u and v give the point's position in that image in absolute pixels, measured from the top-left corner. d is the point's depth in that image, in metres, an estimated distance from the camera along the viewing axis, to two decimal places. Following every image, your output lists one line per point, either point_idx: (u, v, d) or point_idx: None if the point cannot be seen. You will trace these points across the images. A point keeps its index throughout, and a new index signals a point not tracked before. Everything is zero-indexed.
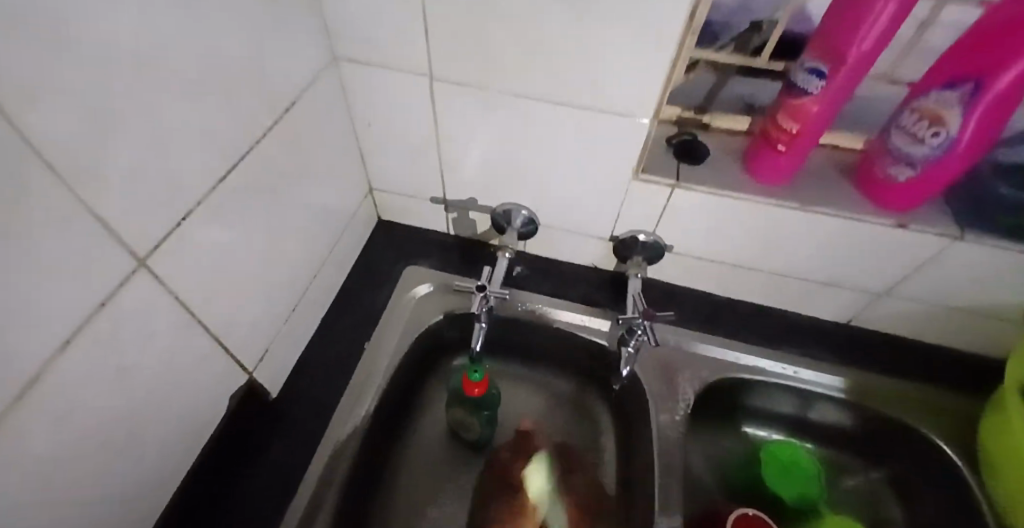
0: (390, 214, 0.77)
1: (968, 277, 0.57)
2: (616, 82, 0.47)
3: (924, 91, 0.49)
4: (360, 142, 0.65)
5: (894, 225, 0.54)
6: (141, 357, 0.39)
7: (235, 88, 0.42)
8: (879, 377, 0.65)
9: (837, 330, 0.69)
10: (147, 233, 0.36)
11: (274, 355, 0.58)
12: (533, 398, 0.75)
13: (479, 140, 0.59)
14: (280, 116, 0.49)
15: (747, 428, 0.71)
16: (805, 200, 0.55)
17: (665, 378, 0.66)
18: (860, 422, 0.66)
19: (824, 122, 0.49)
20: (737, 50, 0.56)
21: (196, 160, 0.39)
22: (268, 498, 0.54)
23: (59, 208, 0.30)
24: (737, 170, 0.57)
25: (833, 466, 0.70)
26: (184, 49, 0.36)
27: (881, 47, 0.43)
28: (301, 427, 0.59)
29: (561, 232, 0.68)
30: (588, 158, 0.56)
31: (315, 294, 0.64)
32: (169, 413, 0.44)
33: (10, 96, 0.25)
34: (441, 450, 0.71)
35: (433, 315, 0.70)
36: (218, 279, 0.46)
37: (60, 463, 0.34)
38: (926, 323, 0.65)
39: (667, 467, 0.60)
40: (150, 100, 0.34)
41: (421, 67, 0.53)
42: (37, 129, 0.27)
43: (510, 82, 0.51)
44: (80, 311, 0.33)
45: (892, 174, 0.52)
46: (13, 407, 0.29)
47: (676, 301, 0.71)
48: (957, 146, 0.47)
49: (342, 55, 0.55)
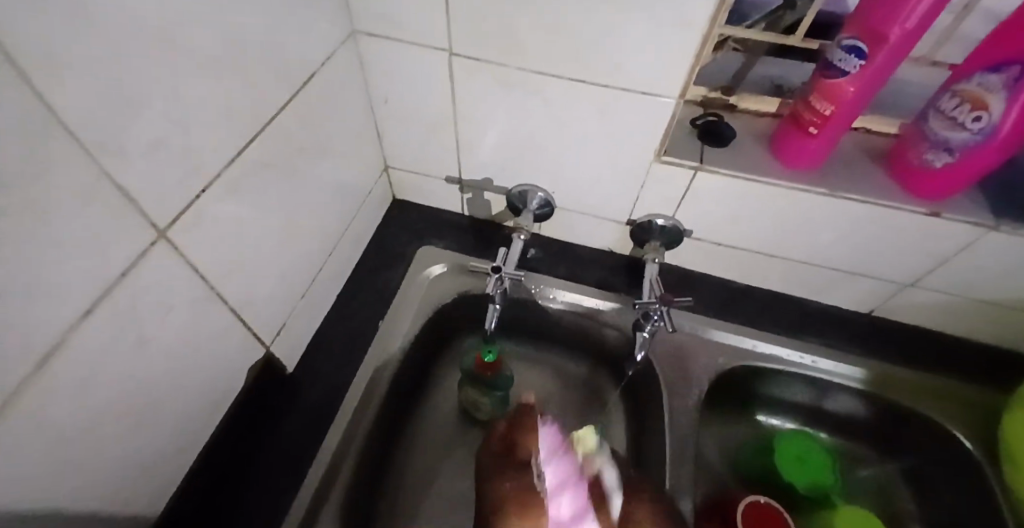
0: (405, 192, 0.76)
1: (998, 269, 0.56)
2: (638, 59, 0.46)
3: (967, 73, 0.46)
4: (376, 118, 0.64)
5: (926, 213, 0.52)
6: (161, 331, 0.39)
7: (251, 61, 0.41)
8: (897, 367, 0.64)
9: (857, 320, 0.68)
10: (166, 208, 0.37)
11: (291, 330, 0.59)
12: (546, 379, 0.76)
13: (496, 119, 0.58)
14: (297, 90, 0.48)
15: (759, 415, 0.71)
16: (834, 185, 0.53)
17: (679, 363, 0.66)
18: (877, 413, 0.66)
19: (861, 104, 0.47)
20: (768, 29, 0.54)
21: (211, 132, 0.39)
22: (283, 473, 0.55)
23: (78, 176, 0.29)
24: (761, 153, 0.56)
25: (847, 455, 0.69)
26: (202, 19, 0.35)
27: (928, 24, 0.40)
28: (318, 403, 0.60)
29: (576, 214, 0.67)
30: (608, 140, 0.55)
31: (330, 273, 0.65)
32: (187, 387, 0.45)
33: (32, 62, 0.25)
34: (452, 428, 0.72)
35: (445, 296, 0.70)
36: (234, 256, 0.46)
37: (82, 432, 0.35)
38: (950, 315, 0.64)
39: (678, 453, 0.60)
40: (165, 76, 0.33)
41: (441, 42, 0.51)
42: (54, 100, 0.27)
43: (530, 58, 0.49)
44: (101, 282, 0.33)
45: (928, 160, 0.50)
46: (34, 373, 0.30)
47: (691, 287, 0.70)
48: (999, 133, 0.45)
49: (360, 29, 0.54)
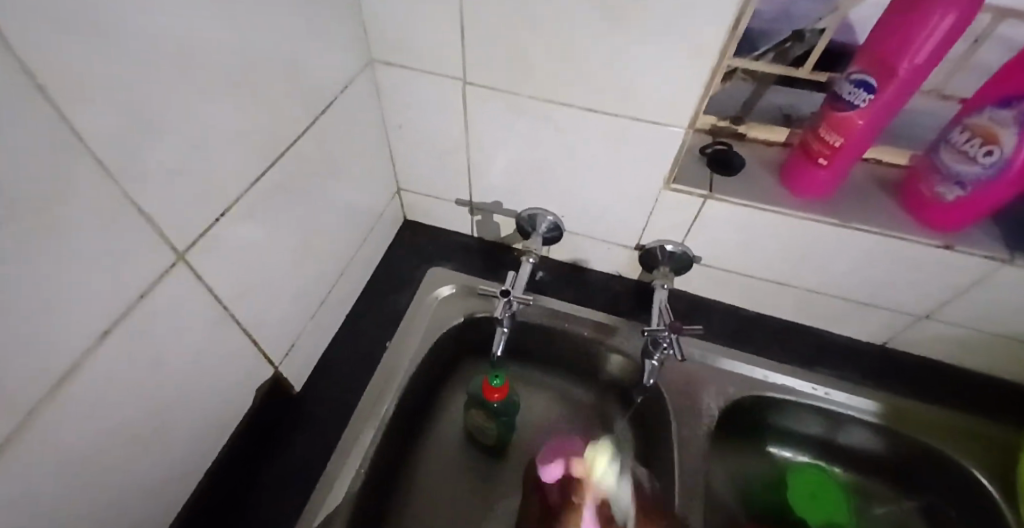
0: (416, 214, 0.77)
1: (1017, 303, 0.54)
2: (650, 89, 0.47)
3: (978, 108, 0.46)
4: (390, 142, 0.66)
5: (939, 245, 0.52)
6: (175, 351, 0.40)
7: (269, 89, 0.42)
8: (912, 402, 0.62)
9: (871, 352, 0.67)
10: (186, 230, 0.38)
11: (300, 350, 0.59)
12: (553, 405, 0.75)
13: (508, 145, 0.59)
14: (316, 116, 0.50)
15: (772, 447, 0.69)
16: (846, 216, 0.53)
17: (688, 393, 0.64)
18: (892, 448, 0.64)
19: (871, 135, 0.47)
20: (776, 60, 0.55)
21: (231, 157, 0.40)
22: (286, 498, 0.54)
23: (100, 197, 0.30)
24: (772, 182, 0.56)
25: (862, 491, 0.67)
26: (225, 48, 0.37)
27: (936, 60, 0.41)
28: (324, 424, 0.60)
29: (585, 239, 0.68)
30: (618, 167, 0.55)
31: (340, 292, 0.65)
32: (196, 405, 0.45)
33: (60, 85, 0.26)
34: (456, 453, 0.71)
35: (454, 318, 0.70)
36: (248, 276, 0.46)
37: (91, 454, 0.35)
38: (965, 348, 0.62)
39: (688, 484, 0.58)
40: (186, 99, 0.34)
41: (455, 71, 0.53)
42: (80, 120, 0.28)
43: (542, 88, 0.50)
44: (119, 304, 0.34)
45: (941, 193, 0.50)
46: (49, 398, 0.30)
47: (700, 313, 0.69)
48: (1011, 168, 0.45)
49: (378, 58, 0.56)
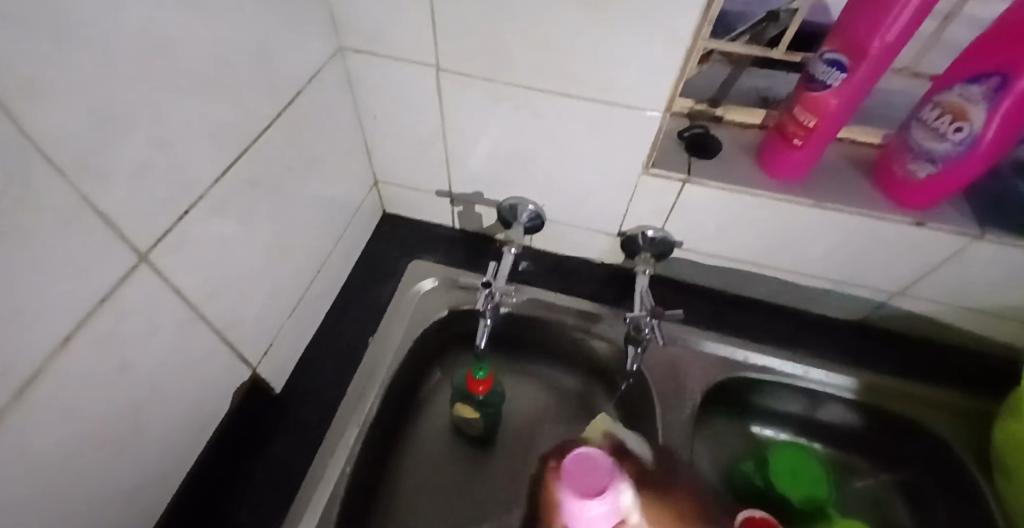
0: (395, 206, 0.76)
1: (986, 278, 0.56)
2: (626, 73, 0.46)
3: (948, 85, 0.47)
4: (364, 133, 0.64)
5: (911, 223, 0.52)
6: (146, 354, 0.39)
7: (235, 79, 0.41)
8: (886, 377, 0.64)
9: (849, 330, 0.68)
10: (150, 229, 0.36)
11: (278, 349, 0.58)
12: (539, 394, 0.75)
13: (485, 134, 0.58)
14: (285, 106, 0.48)
15: (753, 426, 0.70)
16: (821, 197, 0.54)
17: (671, 377, 0.65)
18: (869, 423, 0.65)
19: (845, 115, 0.48)
20: (753, 40, 0.54)
21: (198, 150, 0.39)
22: (270, 497, 0.54)
23: (59, 198, 0.29)
24: (749, 166, 0.56)
25: (844, 467, 0.68)
26: (188, 37, 0.35)
27: (908, 36, 0.41)
28: (307, 423, 0.59)
29: (567, 226, 0.67)
30: (597, 152, 0.55)
31: (318, 289, 0.64)
32: (172, 410, 0.44)
33: (11, 85, 0.24)
34: (442, 446, 0.70)
35: (436, 311, 0.70)
36: (220, 275, 0.45)
37: (61, 459, 0.33)
38: (939, 323, 0.64)
39: (674, 466, 0.59)
40: (147, 91, 0.33)
41: (430, 58, 0.52)
42: (36, 119, 0.26)
43: (520, 75, 0.50)
44: (81, 305, 0.32)
45: (912, 171, 0.51)
46: (15, 403, 0.29)
47: (682, 298, 0.70)
48: (981, 143, 0.45)
49: (349, 46, 0.54)
